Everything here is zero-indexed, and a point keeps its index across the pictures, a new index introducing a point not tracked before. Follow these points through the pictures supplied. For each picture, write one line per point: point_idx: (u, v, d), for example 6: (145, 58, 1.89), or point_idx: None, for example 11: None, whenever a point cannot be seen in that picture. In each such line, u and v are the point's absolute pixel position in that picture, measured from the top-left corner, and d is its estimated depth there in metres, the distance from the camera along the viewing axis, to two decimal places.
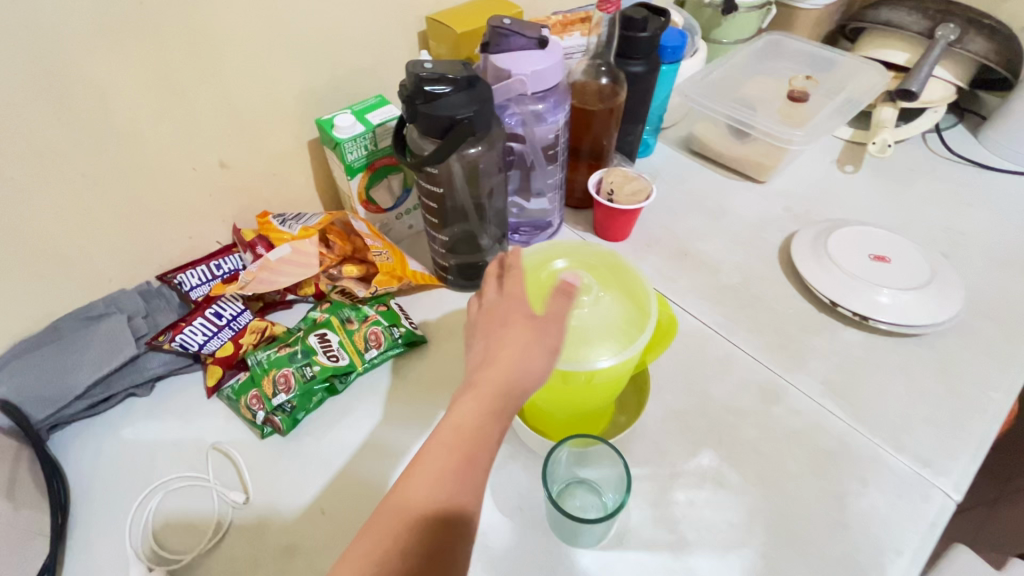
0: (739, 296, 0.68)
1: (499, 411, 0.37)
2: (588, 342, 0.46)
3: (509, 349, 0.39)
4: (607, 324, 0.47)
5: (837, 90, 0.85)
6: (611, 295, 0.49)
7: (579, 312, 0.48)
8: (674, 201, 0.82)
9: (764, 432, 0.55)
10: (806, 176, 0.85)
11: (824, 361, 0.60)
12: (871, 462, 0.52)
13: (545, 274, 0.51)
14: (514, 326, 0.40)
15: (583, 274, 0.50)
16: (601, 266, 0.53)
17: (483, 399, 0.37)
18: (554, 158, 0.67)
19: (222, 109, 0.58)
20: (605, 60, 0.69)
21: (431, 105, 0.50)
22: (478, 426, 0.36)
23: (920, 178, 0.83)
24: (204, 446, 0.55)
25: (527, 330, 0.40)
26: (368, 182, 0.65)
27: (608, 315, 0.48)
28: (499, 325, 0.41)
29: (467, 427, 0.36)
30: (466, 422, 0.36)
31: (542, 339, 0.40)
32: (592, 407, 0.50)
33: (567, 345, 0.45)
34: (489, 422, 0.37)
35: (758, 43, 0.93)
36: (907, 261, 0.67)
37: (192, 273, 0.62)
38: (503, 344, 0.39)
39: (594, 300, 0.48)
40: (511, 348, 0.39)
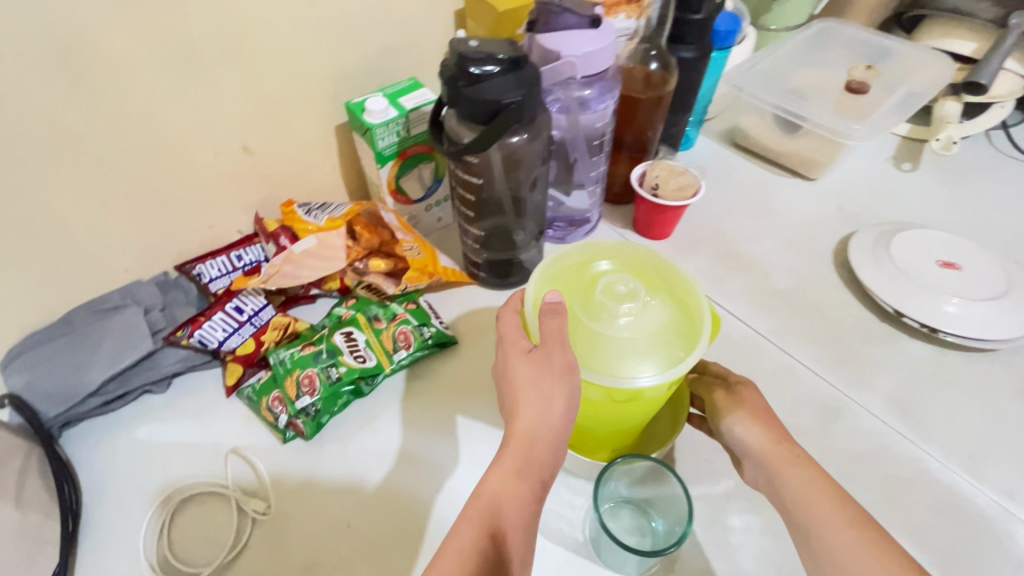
0: (793, 302, 0.63)
1: (521, 457, 0.39)
2: (633, 358, 0.41)
3: (519, 402, 0.40)
4: (659, 334, 0.42)
5: (898, 81, 0.79)
6: (659, 301, 0.43)
7: (625, 321, 0.42)
8: (718, 198, 0.77)
9: (826, 454, 0.51)
10: (861, 174, 0.80)
11: (890, 377, 0.56)
12: (947, 492, 0.49)
13: (583, 276, 0.45)
14: (522, 372, 0.40)
15: (626, 277, 0.44)
16: (646, 266, 0.46)
17: (504, 463, 0.39)
18: (599, 148, 0.63)
19: (246, 91, 0.54)
20: (655, 43, 0.63)
21: (475, 87, 0.45)
22: (506, 487, 0.38)
23: (986, 178, 0.78)
24: (222, 451, 0.52)
25: (532, 371, 0.40)
26: (399, 171, 0.61)
27: (656, 326, 0.42)
28: (507, 377, 0.42)
29: (495, 479, 0.38)
30: (494, 484, 0.38)
31: (546, 373, 0.39)
32: (638, 420, 0.45)
33: (608, 361, 0.41)
34: (520, 475, 0.39)
35: (810, 30, 0.87)
36: (980, 269, 0.62)
37: (211, 264, 0.59)
38: (516, 389, 0.40)
39: (643, 304, 0.43)
40: (525, 400, 0.40)
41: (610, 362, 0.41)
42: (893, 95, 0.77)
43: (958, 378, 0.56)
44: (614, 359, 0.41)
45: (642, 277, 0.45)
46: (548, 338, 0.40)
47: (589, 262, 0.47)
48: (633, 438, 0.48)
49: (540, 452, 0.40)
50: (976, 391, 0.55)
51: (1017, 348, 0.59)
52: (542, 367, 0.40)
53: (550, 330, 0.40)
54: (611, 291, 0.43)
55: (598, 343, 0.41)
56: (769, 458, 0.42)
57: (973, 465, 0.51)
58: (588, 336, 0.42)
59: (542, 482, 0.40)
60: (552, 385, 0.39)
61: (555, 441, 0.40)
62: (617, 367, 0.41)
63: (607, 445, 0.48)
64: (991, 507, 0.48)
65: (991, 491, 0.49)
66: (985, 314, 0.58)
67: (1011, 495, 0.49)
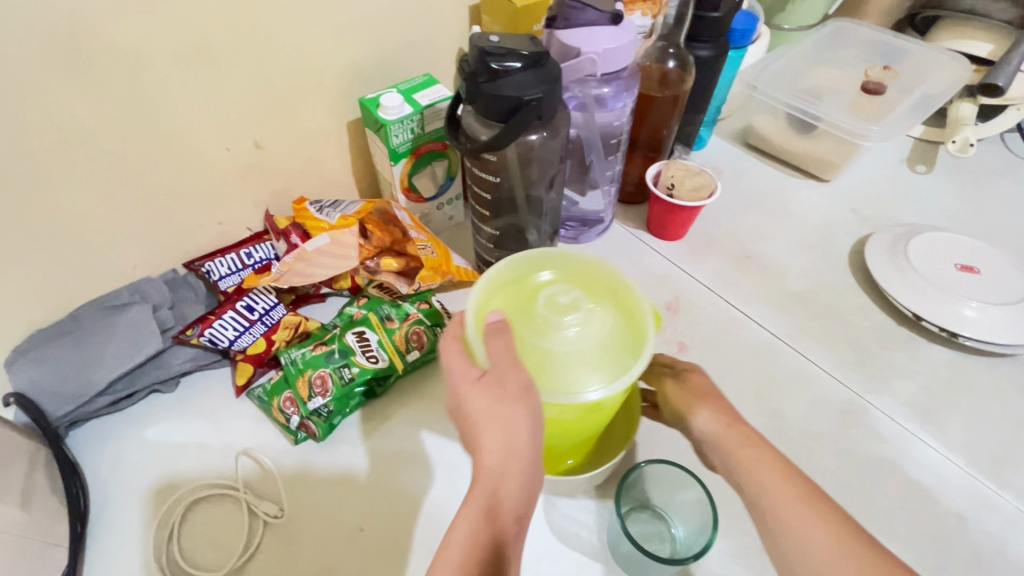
0: (809, 304, 0.63)
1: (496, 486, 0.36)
2: (580, 369, 0.39)
3: (484, 433, 0.37)
4: (606, 339, 0.41)
5: (915, 82, 0.78)
6: (602, 309, 0.42)
7: (568, 335, 0.41)
8: (732, 198, 0.76)
9: (847, 460, 0.50)
10: (876, 175, 0.79)
11: (909, 381, 0.56)
12: (970, 498, 0.48)
13: (525, 292, 0.43)
14: (478, 402, 0.38)
15: (568, 287, 0.43)
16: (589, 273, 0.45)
17: (474, 502, 0.36)
18: (615, 148, 0.62)
19: (259, 85, 0.53)
20: (672, 40, 0.62)
21: (496, 84, 0.44)
22: (479, 528, 0.35)
23: (1002, 181, 0.77)
24: (233, 452, 0.51)
25: (489, 398, 0.37)
26: (412, 169, 0.60)
27: (602, 335, 0.41)
28: (465, 410, 0.39)
29: (471, 521, 0.35)
30: (465, 529, 0.35)
31: (504, 397, 0.37)
32: (592, 428, 0.43)
33: (556, 376, 0.39)
34: (494, 511, 0.35)
35: (824, 30, 0.86)
36: (999, 273, 0.62)
37: (221, 262, 0.58)
38: (478, 421, 0.38)
39: (585, 315, 0.42)
40: (488, 431, 0.37)
41: (558, 377, 0.39)
42: (909, 96, 0.76)
43: (977, 383, 0.56)
44: (562, 373, 0.39)
45: (583, 284, 0.44)
46: (498, 361, 0.38)
47: (530, 276, 0.45)
48: (592, 445, 0.47)
49: (512, 482, 0.37)
50: (996, 397, 0.55)
51: None
52: (500, 390, 0.37)
53: (496, 351, 0.38)
54: (553, 304, 0.42)
55: (544, 359, 0.40)
56: (727, 445, 0.40)
57: (995, 471, 0.50)
58: (533, 351, 0.40)
59: (518, 518, 0.36)
60: (513, 409, 0.36)
61: (527, 467, 0.37)
62: (565, 381, 0.39)
63: (568, 455, 0.46)
64: (1012, 512, 0.48)
65: (1014, 498, 0.48)
66: (1004, 318, 0.57)
67: None
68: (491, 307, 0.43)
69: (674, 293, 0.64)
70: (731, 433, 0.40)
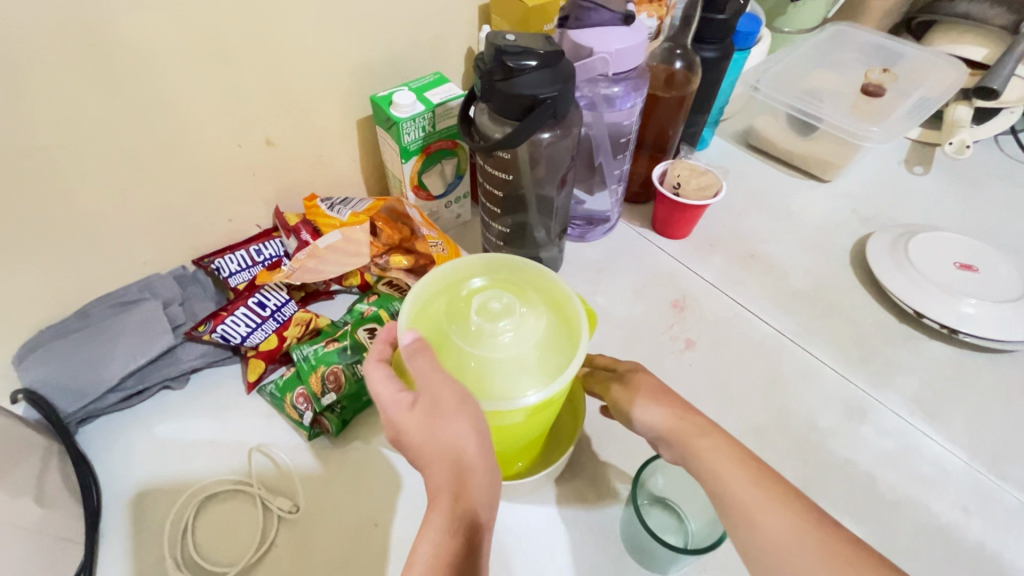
0: (814, 302, 0.64)
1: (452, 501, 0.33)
2: (515, 374, 0.37)
3: (428, 451, 0.35)
4: (541, 340, 0.38)
5: (913, 85, 0.80)
6: (533, 309, 0.39)
7: (500, 339, 0.38)
8: (735, 198, 0.77)
9: (854, 454, 0.51)
10: (875, 177, 0.80)
11: (912, 377, 0.57)
12: (973, 491, 0.49)
13: (448, 299, 0.40)
14: (410, 431, 0.35)
15: (499, 288, 0.40)
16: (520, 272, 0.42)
17: (433, 523, 0.33)
18: (623, 147, 0.63)
19: (273, 82, 0.53)
20: (679, 42, 0.63)
21: (512, 82, 0.45)
22: (441, 549, 0.32)
23: (998, 183, 0.79)
24: (246, 448, 0.51)
25: (420, 423, 0.35)
26: (422, 167, 0.61)
27: (534, 336, 0.38)
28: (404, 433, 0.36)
29: (433, 544, 0.32)
30: (427, 552, 0.32)
31: (436, 418, 0.34)
32: (536, 430, 0.43)
33: (491, 383, 0.37)
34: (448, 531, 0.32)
35: (824, 33, 0.88)
36: (997, 272, 0.63)
37: (230, 258, 0.58)
38: (420, 440, 0.35)
39: (518, 316, 0.38)
40: (432, 445, 0.34)
41: (494, 384, 0.36)
42: (908, 99, 0.78)
43: (979, 379, 0.57)
44: (498, 379, 0.37)
45: (512, 288, 0.41)
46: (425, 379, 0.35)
47: (456, 281, 0.41)
48: (539, 447, 0.47)
49: (471, 492, 0.34)
50: (996, 393, 0.56)
51: None
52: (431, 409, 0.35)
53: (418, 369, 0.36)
54: (483, 308, 0.38)
55: (478, 367, 0.37)
56: (686, 437, 0.40)
57: (996, 464, 0.51)
58: (465, 360, 0.37)
59: (483, 530, 0.34)
60: (450, 423, 0.34)
61: (485, 476, 0.34)
62: (502, 388, 0.36)
63: (518, 457, 0.46)
64: (1013, 504, 0.49)
65: (1015, 491, 0.49)
66: (1002, 316, 0.58)
67: None
68: (421, 317, 0.39)
69: (681, 291, 0.65)
70: (683, 423, 0.40)
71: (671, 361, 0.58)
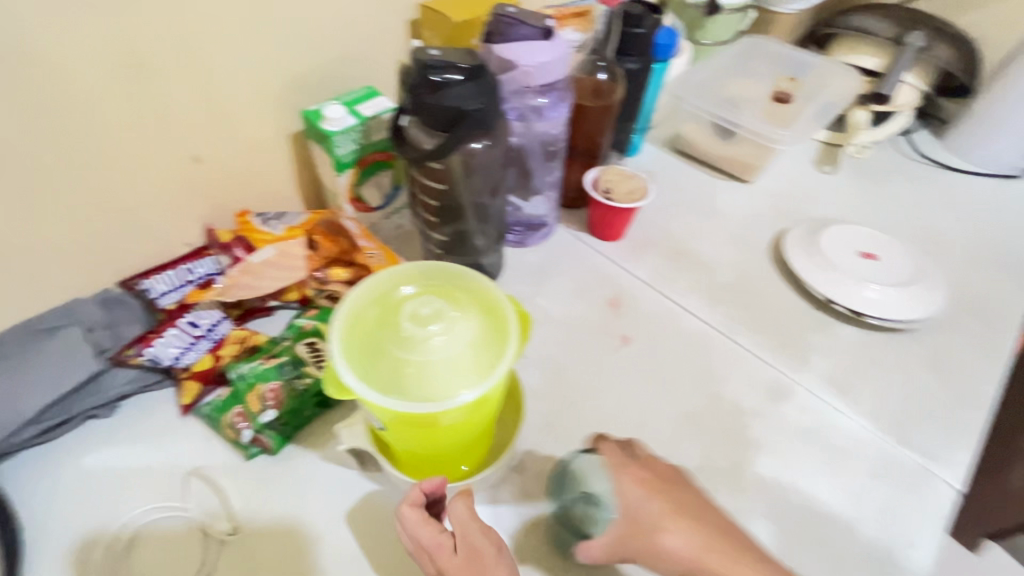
0: (738, 294, 0.68)
1: None
2: (451, 374, 0.38)
3: None
4: (473, 341, 0.39)
5: (817, 91, 0.87)
6: (464, 310, 0.41)
7: (434, 343, 0.38)
8: (665, 200, 0.81)
9: (775, 431, 0.55)
10: (789, 176, 0.87)
11: (825, 358, 0.61)
12: (879, 457, 0.54)
13: (382, 304, 0.41)
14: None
15: (428, 294, 0.41)
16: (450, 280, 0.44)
17: None
18: (554, 155, 0.66)
19: (196, 96, 0.53)
20: (602, 55, 0.66)
21: (438, 95, 0.47)
22: None
23: (895, 179, 0.87)
24: (181, 472, 0.50)
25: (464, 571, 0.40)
26: (357, 179, 0.61)
27: (467, 338, 0.39)
28: None
29: None
30: None
31: (479, 565, 0.40)
32: (477, 429, 0.45)
33: (428, 386, 0.38)
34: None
35: (738, 46, 0.95)
36: (893, 259, 0.70)
37: (159, 279, 0.56)
38: None
39: (450, 320, 0.40)
40: None
41: (431, 386, 0.38)
42: (813, 103, 0.85)
43: (883, 355, 0.62)
44: (434, 381, 0.38)
45: (444, 292, 0.42)
46: (461, 525, 0.41)
47: (389, 287, 0.42)
48: (483, 448, 0.49)
49: None
50: (899, 367, 0.61)
51: (930, 326, 0.65)
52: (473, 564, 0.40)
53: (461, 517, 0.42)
54: (415, 315, 0.39)
55: (414, 372, 0.38)
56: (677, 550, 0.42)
57: (900, 431, 0.56)
58: (401, 368, 0.38)
59: None
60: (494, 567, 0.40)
61: None
62: (439, 389, 0.38)
63: (461, 459, 0.47)
64: (913, 466, 0.53)
65: (916, 454, 0.54)
66: (898, 297, 0.64)
67: (932, 456, 0.54)
68: (356, 329, 0.40)
69: (616, 290, 0.68)
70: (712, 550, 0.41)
71: (609, 357, 0.61)
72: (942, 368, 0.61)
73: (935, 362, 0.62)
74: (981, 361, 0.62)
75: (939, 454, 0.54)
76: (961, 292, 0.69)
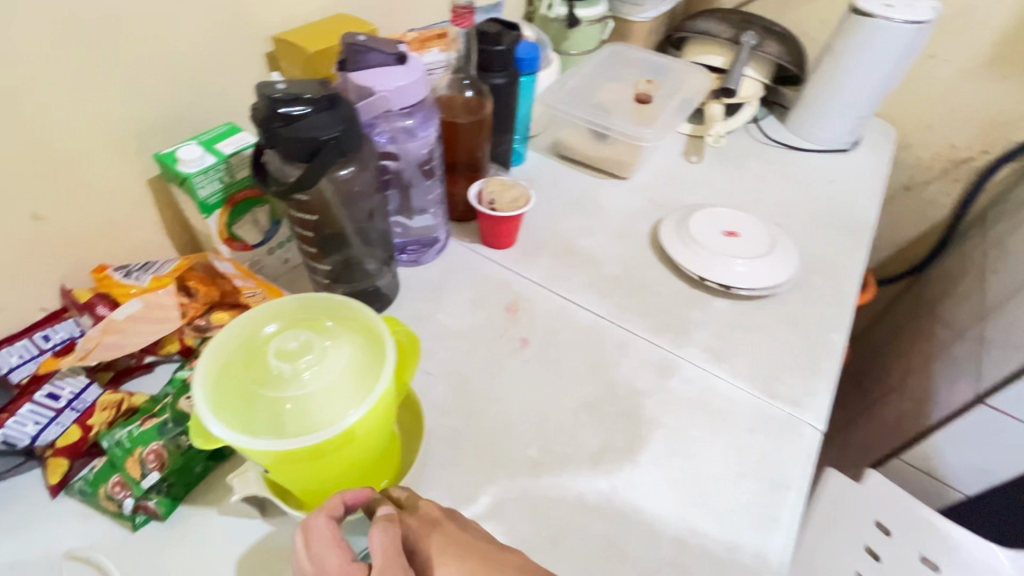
0: (625, 284, 0.73)
1: None
2: (330, 402, 0.38)
3: None
4: (349, 365, 0.40)
5: (675, 90, 0.96)
6: (335, 338, 0.41)
7: (306, 375, 0.38)
8: (552, 204, 0.86)
9: (666, 405, 0.59)
10: (661, 169, 0.94)
11: (703, 331, 0.67)
12: (755, 413, 0.59)
13: (248, 350, 0.41)
14: None
15: (296, 330, 0.41)
16: (320, 311, 0.44)
17: None
18: (431, 172, 0.67)
19: (26, 150, 0.48)
20: (467, 73, 0.69)
21: (291, 128, 0.47)
22: None
23: (750, 162, 0.97)
24: (57, 558, 0.45)
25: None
26: (229, 218, 0.59)
27: (343, 364, 0.40)
28: None
29: None
30: None
31: None
32: (374, 450, 0.45)
33: (308, 419, 0.37)
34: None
35: (603, 54, 1.03)
36: (751, 234, 0.78)
37: (9, 351, 0.50)
38: None
39: (321, 350, 0.40)
40: None
41: (310, 418, 0.37)
42: (671, 101, 0.94)
43: (752, 321, 0.69)
44: (313, 413, 0.37)
45: (313, 325, 0.42)
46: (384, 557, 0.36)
47: (254, 331, 0.42)
48: (387, 467, 0.49)
49: None
50: (765, 329, 0.68)
51: (789, 290, 0.73)
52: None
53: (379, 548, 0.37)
54: (281, 352, 0.39)
55: (289, 408, 0.37)
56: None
57: (770, 386, 0.62)
58: (274, 406, 0.37)
59: None
60: None
61: None
62: (319, 418, 0.37)
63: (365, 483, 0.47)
64: (783, 416, 0.59)
65: (783, 404, 0.60)
66: (758, 268, 0.72)
67: (797, 404, 0.60)
68: (223, 379, 0.39)
69: (513, 295, 0.71)
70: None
71: (509, 361, 0.63)
72: (800, 325, 0.69)
73: (795, 320, 0.69)
74: (833, 314, 0.71)
75: (803, 402, 0.60)
76: (811, 255, 0.79)
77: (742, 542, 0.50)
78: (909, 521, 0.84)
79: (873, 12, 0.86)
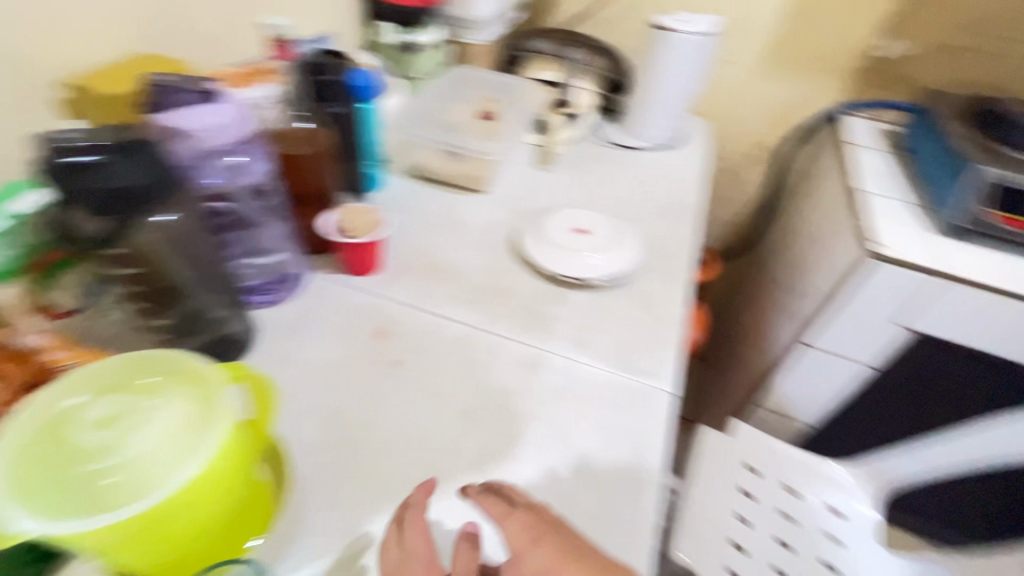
0: (491, 292, 0.76)
1: None
2: (163, 458, 0.36)
3: None
4: (180, 415, 0.38)
5: (517, 105, 1.03)
6: (161, 393, 0.39)
7: (130, 439, 0.36)
8: (415, 224, 0.87)
9: (538, 398, 0.63)
10: (516, 179, 1.00)
11: (566, 323, 0.73)
12: (617, 389, 0.65)
13: (48, 432, 0.37)
14: None
15: (111, 397, 0.39)
16: (140, 370, 0.42)
17: None
18: (269, 209, 0.67)
19: None
20: (302, 106, 0.70)
21: (85, 178, 0.43)
22: None
23: (594, 164, 1.07)
24: None
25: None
26: (34, 284, 0.55)
27: (174, 417, 0.38)
28: None
29: None
30: None
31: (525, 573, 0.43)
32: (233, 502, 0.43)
33: (140, 484, 0.35)
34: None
35: (446, 76, 1.07)
36: (598, 227, 0.85)
37: None
38: None
39: (144, 410, 0.38)
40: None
41: (144, 481, 0.35)
42: (514, 116, 1.00)
43: (607, 307, 0.76)
44: (145, 474, 0.36)
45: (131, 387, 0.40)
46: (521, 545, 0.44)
47: (59, 410, 0.39)
48: (258, 517, 0.47)
49: None
50: (619, 312, 0.75)
51: (636, 274, 0.82)
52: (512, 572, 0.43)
53: (511, 539, 0.44)
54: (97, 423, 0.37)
55: (115, 480, 0.35)
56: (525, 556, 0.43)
57: (627, 362, 0.68)
58: (96, 480, 0.35)
59: None
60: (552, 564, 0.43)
61: None
62: (155, 477, 0.36)
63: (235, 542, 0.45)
64: (641, 387, 0.65)
65: (639, 376, 0.66)
66: (608, 258, 0.79)
67: (651, 374, 0.67)
68: (24, 470, 0.35)
69: (383, 319, 0.71)
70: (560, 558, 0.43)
71: (383, 385, 0.63)
72: (647, 303, 0.77)
73: (643, 300, 0.77)
74: (672, 289, 0.80)
75: (655, 371, 0.67)
76: (652, 241, 0.89)
77: (620, 507, 0.54)
78: (760, 450, 0.98)
79: (669, 27, 1.01)
